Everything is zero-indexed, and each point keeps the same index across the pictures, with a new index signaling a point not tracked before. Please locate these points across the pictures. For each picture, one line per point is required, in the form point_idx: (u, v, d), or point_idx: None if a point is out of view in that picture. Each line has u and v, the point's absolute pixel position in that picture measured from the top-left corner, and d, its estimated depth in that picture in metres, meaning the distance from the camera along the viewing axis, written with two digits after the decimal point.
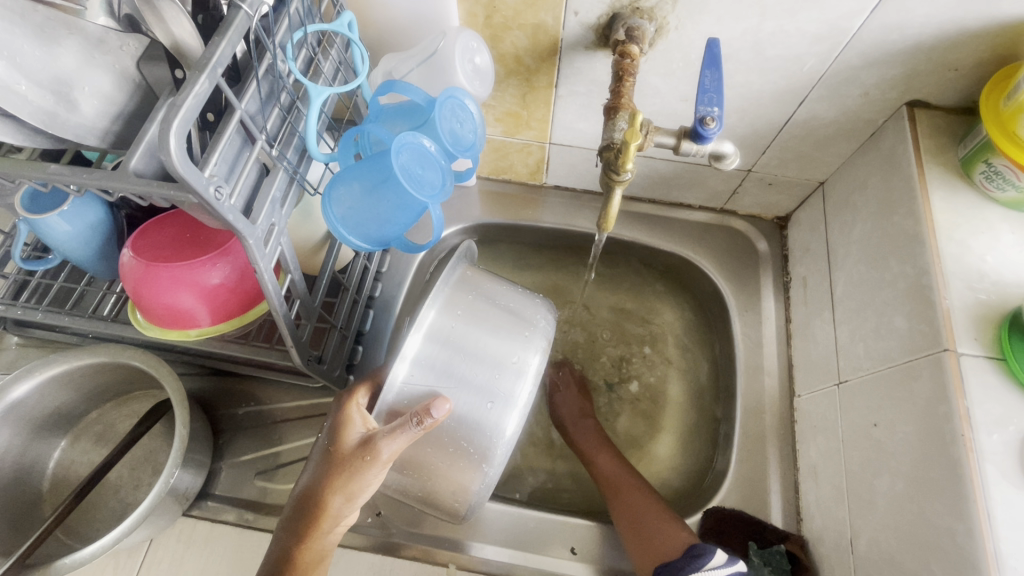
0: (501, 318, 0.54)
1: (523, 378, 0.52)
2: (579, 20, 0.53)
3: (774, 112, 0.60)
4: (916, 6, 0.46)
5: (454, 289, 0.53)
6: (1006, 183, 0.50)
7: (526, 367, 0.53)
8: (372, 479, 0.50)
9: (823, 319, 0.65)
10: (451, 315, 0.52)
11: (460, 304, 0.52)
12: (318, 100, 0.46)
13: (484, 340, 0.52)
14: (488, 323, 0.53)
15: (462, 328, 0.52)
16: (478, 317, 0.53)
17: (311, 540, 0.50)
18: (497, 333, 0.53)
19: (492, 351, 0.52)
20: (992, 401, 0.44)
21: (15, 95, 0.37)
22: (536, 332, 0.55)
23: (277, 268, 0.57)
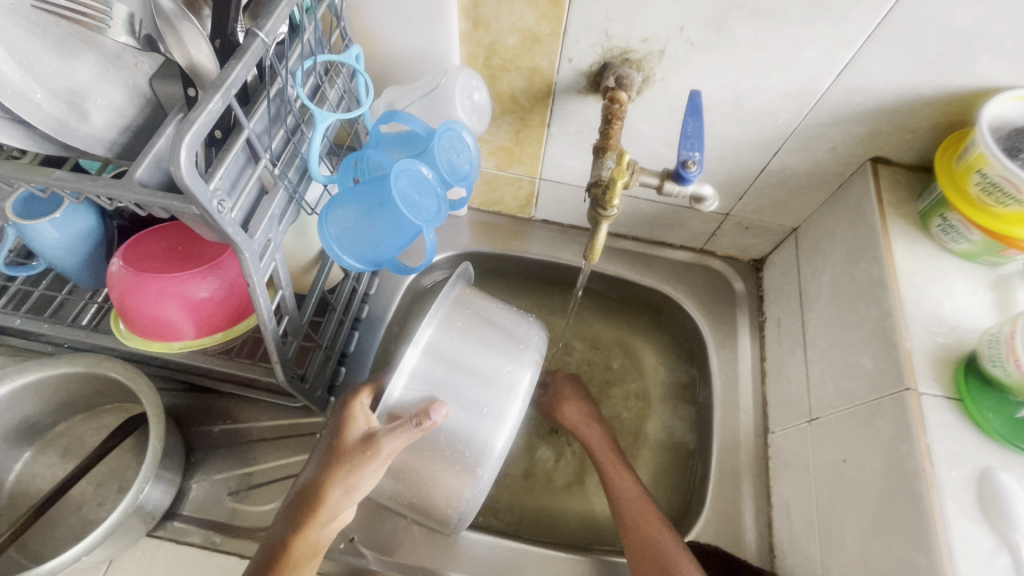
0: (494, 334, 0.55)
1: (514, 395, 0.53)
2: (572, 66, 0.57)
3: (750, 161, 0.65)
4: (876, 73, 0.51)
5: (451, 307, 0.54)
6: (959, 236, 0.54)
7: (518, 383, 0.54)
8: (367, 476, 0.49)
9: (795, 358, 0.68)
10: (447, 331, 0.53)
11: (457, 321, 0.53)
12: (323, 125, 0.48)
13: (479, 356, 0.53)
14: (483, 340, 0.54)
15: (458, 344, 0.53)
16: (475, 334, 0.54)
17: (303, 533, 0.49)
18: (491, 349, 0.54)
19: (486, 367, 0.53)
20: (951, 439, 0.47)
21: (30, 102, 0.38)
22: (527, 349, 0.56)
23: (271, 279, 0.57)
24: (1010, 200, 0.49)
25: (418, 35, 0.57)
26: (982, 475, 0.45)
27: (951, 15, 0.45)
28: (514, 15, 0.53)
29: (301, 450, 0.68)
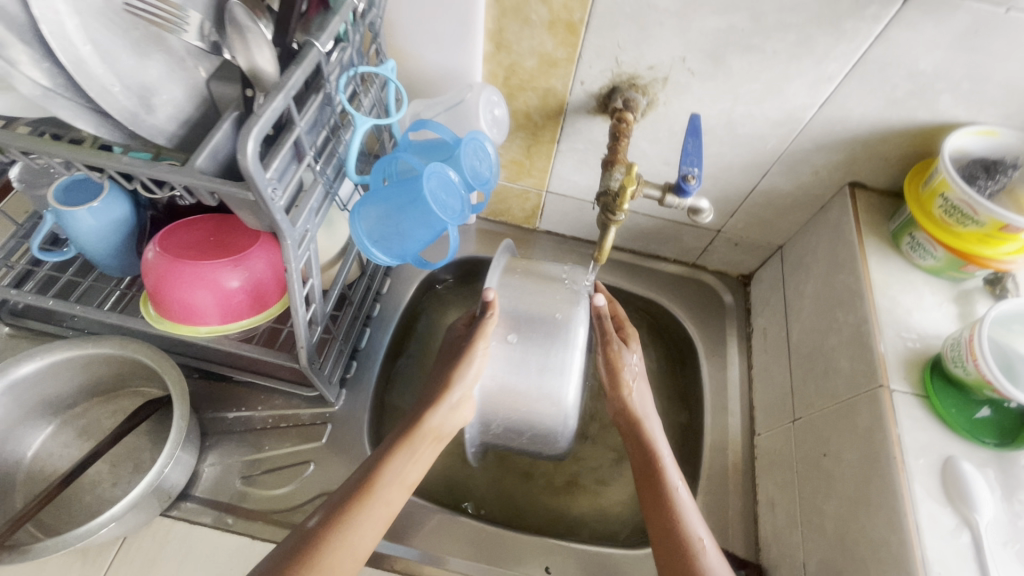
0: (545, 285, 0.63)
1: (570, 348, 0.60)
2: (584, 89, 0.64)
3: (741, 181, 0.71)
4: (853, 107, 0.58)
5: (505, 274, 0.64)
6: (926, 252, 0.60)
7: (572, 338, 0.60)
8: (477, 364, 0.59)
9: (780, 364, 0.73)
10: (504, 298, 0.62)
11: (510, 284, 0.63)
12: (362, 128, 0.52)
13: (534, 315, 0.61)
14: (537, 298, 0.62)
15: (515, 311, 0.61)
16: (528, 293, 0.62)
17: (428, 413, 0.59)
18: (542, 305, 0.61)
19: (542, 323, 0.61)
20: (918, 431, 0.52)
21: (109, 93, 0.42)
22: (578, 292, 0.62)
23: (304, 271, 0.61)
24: (969, 220, 0.55)
25: (445, 54, 0.62)
26: (947, 462, 0.51)
27: (916, 59, 0.52)
28: (534, 40, 0.59)
29: (312, 438, 0.71)
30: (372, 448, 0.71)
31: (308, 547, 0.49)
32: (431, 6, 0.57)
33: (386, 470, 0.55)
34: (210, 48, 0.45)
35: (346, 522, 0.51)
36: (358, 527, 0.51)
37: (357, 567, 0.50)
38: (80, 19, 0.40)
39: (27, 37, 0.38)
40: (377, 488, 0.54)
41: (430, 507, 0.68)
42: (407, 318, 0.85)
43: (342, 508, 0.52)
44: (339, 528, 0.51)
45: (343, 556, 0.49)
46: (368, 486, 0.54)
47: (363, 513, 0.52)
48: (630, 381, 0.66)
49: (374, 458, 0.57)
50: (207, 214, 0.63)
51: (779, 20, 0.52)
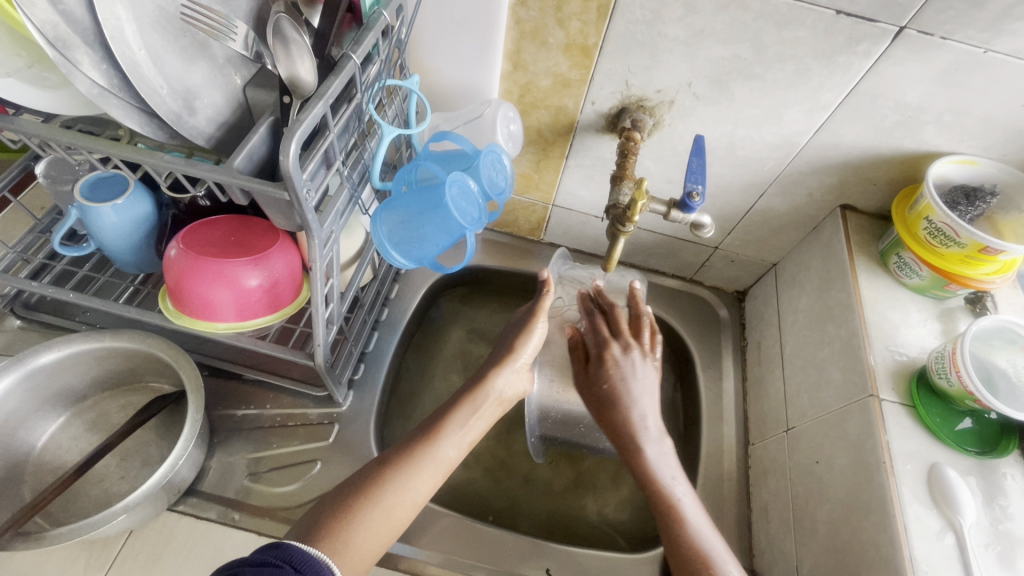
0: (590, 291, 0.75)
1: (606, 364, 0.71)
2: (594, 108, 0.67)
3: (739, 200, 0.75)
4: (845, 134, 0.63)
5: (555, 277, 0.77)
6: (912, 271, 0.64)
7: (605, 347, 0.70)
8: (537, 336, 0.68)
9: (774, 376, 0.76)
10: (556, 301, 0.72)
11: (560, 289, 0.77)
12: (389, 137, 0.55)
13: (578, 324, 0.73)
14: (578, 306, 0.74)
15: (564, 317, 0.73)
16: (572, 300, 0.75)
17: (492, 374, 0.64)
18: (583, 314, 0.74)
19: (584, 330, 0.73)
20: (905, 438, 0.55)
21: (157, 95, 0.44)
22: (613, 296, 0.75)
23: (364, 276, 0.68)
24: (952, 242, 0.59)
25: (464, 71, 0.66)
26: (932, 468, 0.54)
27: (904, 92, 0.57)
28: (550, 61, 0.63)
29: (318, 437, 0.72)
30: (377, 449, 0.73)
31: (375, 483, 0.53)
32: (454, 26, 0.61)
33: (450, 424, 0.59)
34: (253, 57, 0.49)
35: (409, 463, 0.55)
36: (418, 471, 0.55)
37: (416, 509, 0.54)
38: (137, 25, 0.43)
39: (88, 39, 0.41)
40: (439, 437, 0.58)
41: (434, 508, 0.69)
42: (413, 323, 0.87)
43: (407, 452, 0.56)
44: (403, 468, 0.54)
45: (404, 496, 0.53)
46: (432, 435, 0.58)
47: (427, 458, 0.56)
48: (602, 384, 0.65)
49: (437, 412, 0.61)
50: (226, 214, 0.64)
51: (779, 52, 0.56)
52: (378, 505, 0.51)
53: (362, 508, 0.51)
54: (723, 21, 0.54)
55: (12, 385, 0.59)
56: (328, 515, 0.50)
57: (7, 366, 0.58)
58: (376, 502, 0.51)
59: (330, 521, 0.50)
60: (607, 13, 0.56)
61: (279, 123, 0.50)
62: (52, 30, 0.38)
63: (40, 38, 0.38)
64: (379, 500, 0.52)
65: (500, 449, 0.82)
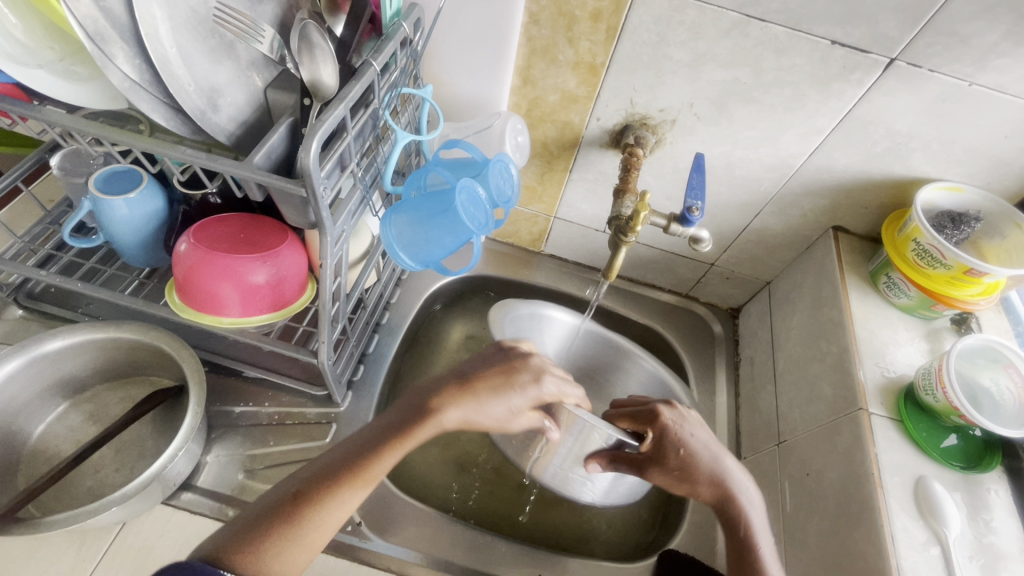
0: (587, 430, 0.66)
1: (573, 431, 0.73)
2: (599, 124, 0.70)
3: (736, 218, 0.77)
4: (838, 158, 0.65)
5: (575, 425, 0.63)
6: (901, 291, 0.67)
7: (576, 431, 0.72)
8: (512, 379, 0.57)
9: (767, 391, 0.78)
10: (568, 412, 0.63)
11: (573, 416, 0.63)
12: (402, 143, 0.57)
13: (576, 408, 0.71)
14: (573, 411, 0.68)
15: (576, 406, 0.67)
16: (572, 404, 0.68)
17: (449, 405, 0.54)
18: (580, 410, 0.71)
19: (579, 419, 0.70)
20: (893, 451, 0.57)
21: (184, 92, 0.46)
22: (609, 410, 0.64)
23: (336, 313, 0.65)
24: (938, 264, 0.62)
25: (476, 84, 0.68)
26: (919, 481, 0.55)
27: (893, 120, 0.60)
28: (558, 78, 0.66)
29: (314, 436, 0.73)
30: None
31: (289, 519, 0.46)
32: (469, 41, 0.63)
33: (387, 454, 0.51)
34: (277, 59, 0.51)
35: (330, 500, 0.48)
36: (342, 505, 0.48)
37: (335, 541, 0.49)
38: (171, 24, 0.45)
39: (124, 36, 0.43)
40: (372, 470, 0.50)
41: (429, 510, 0.70)
42: (413, 328, 0.88)
43: (328, 483, 0.49)
44: (324, 505, 0.47)
45: (325, 531, 0.47)
46: (364, 468, 0.50)
47: (351, 493, 0.49)
48: (677, 451, 0.59)
49: (370, 437, 0.52)
50: (235, 212, 0.65)
51: (777, 77, 0.59)
52: (295, 548, 0.46)
53: (275, 549, 0.45)
54: (725, 46, 0.57)
55: (16, 371, 0.59)
56: (234, 546, 0.44)
57: (12, 351, 0.59)
58: (291, 542, 0.45)
59: (233, 557, 0.43)
60: (616, 34, 0.59)
61: (298, 123, 0.52)
62: (92, 25, 0.40)
63: (81, 32, 0.40)
64: (296, 543, 0.46)
65: (494, 456, 0.83)
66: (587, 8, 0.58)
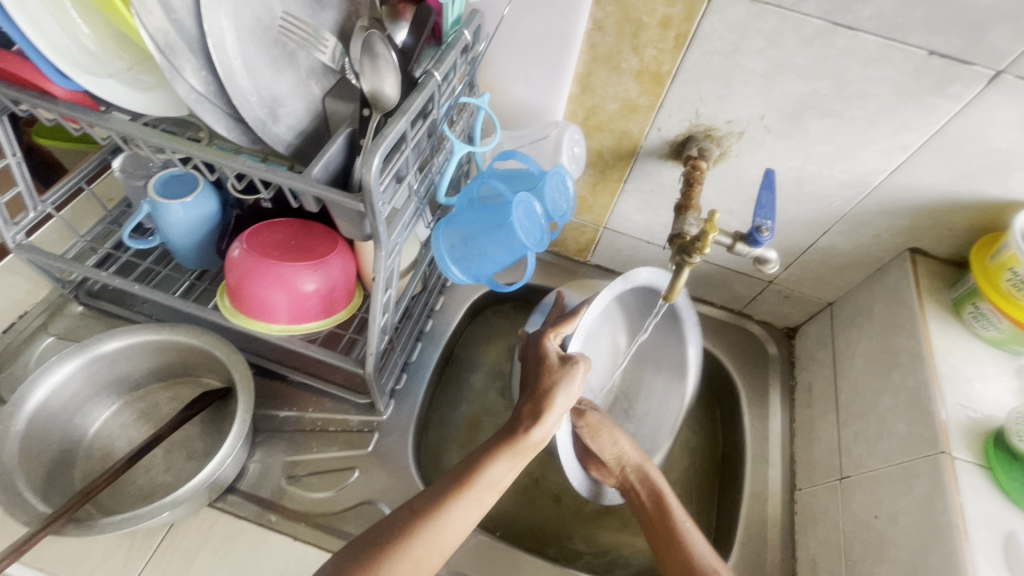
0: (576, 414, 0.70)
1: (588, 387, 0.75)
2: (660, 134, 0.67)
3: (801, 235, 0.73)
4: (922, 176, 0.60)
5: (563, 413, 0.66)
6: (989, 323, 0.61)
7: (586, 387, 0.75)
8: (577, 383, 0.59)
9: (827, 420, 0.73)
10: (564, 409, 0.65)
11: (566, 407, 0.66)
12: (458, 154, 0.55)
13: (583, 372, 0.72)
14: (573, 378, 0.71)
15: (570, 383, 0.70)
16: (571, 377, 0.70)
17: (533, 427, 0.57)
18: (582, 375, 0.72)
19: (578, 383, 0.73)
20: (980, 502, 0.52)
21: (246, 102, 0.46)
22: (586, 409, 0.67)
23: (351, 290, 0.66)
24: None
25: (533, 92, 0.66)
26: (1009, 538, 0.50)
27: (992, 137, 0.54)
28: (619, 86, 0.63)
29: (355, 444, 0.72)
30: (413, 461, 0.72)
31: (403, 535, 0.50)
32: (528, 48, 0.61)
33: (486, 472, 0.55)
34: (338, 69, 0.50)
35: (438, 517, 0.51)
36: (450, 518, 0.52)
37: (442, 558, 0.51)
38: (237, 34, 0.45)
39: (193, 47, 0.42)
40: (474, 486, 0.54)
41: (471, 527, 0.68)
42: (455, 337, 0.87)
43: (435, 500, 0.53)
44: (432, 520, 0.51)
45: (433, 546, 0.50)
46: (463, 484, 0.54)
47: (456, 508, 0.53)
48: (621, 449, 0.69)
49: (473, 457, 0.57)
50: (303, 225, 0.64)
51: (862, 89, 0.54)
52: (403, 559, 0.49)
53: (390, 561, 0.48)
54: (806, 56, 0.53)
55: (76, 370, 0.61)
56: (352, 560, 0.48)
57: (73, 351, 0.61)
58: (401, 555, 0.49)
59: None
60: (685, 42, 0.56)
61: (356, 134, 0.50)
62: (163, 38, 0.40)
63: (152, 45, 0.39)
64: (403, 554, 0.49)
65: (534, 471, 0.81)
66: (656, 15, 0.55)
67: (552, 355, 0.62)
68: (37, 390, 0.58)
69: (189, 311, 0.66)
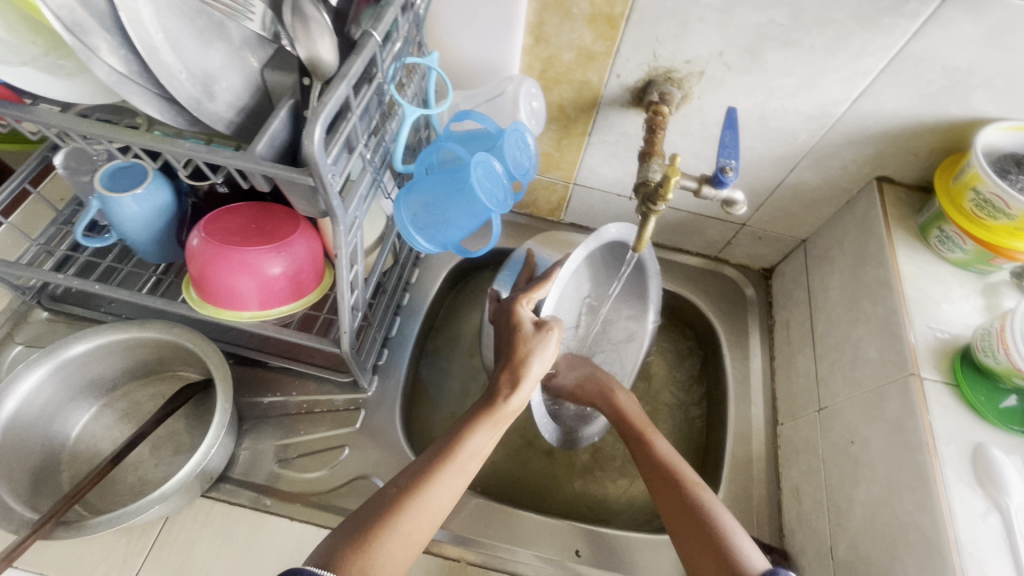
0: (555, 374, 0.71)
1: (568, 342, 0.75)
2: (619, 81, 0.65)
3: (770, 173, 0.72)
4: (885, 102, 0.60)
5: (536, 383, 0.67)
6: (955, 245, 0.62)
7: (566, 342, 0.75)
8: (550, 349, 0.59)
9: (805, 355, 0.74)
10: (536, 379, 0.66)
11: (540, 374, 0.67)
12: (410, 119, 0.53)
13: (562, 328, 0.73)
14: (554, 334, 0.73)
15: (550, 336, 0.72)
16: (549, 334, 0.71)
17: (508, 394, 0.58)
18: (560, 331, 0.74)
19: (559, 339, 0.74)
20: (949, 418, 0.54)
21: (174, 79, 0.43)
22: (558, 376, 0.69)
23: (322, 269, 0.65)
24: (1000, 214, 0.57)
25: (485, 47, 0.63)
26: (977, 449, 0.52)
27: (951, 55, 0.53)
28: (573, 34, 0.60)
29: (342, 423, 0.72)
30: (403, 433, 0.73)
31: (391, 513, 0.50)
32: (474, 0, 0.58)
33: (467, 443, 0.56)
34: (270, 38, 0.47)
35: (426, 490, 0.52)
36: (436, 491, 0.53)
37: (433, 528, 0.53)
38: (154, 7, 0.42)
39: (106, 25, 0.40)
40: (457, 456, 0.55)
41: (466, 492, 0.69)
42: (434, 308, 0.87)
43: (419, 473, 0.54)
44: (420, 494, 0.52)
45: (422, 518, 0.51)
46: (446, 457, 0.55)
47: (440, 481, 0.53)
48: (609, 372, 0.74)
49: (455, 427, 0.57)
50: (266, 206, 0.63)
51: (818, 16, 0.53)
52: (394, 532, 0.50)
53: (380, 538, 0.49)
54: None
55: (45, 376, 0.60)
56: (345, 540, 0.49)
57: (40, 357, 0.59)
58: (393, 530, 0.50)
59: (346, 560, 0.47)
60: None
61: (300, 106, 0.48)
62: (69, 15, 0.38)
63: (58, 24, 0.38)
64: (394, 528, 0.50)
65: (524, 431, 0.82)
66: None
67: (526, 322, 0.61)
68: (8, 399, 0.57)
69: (158, 306, 0.64)
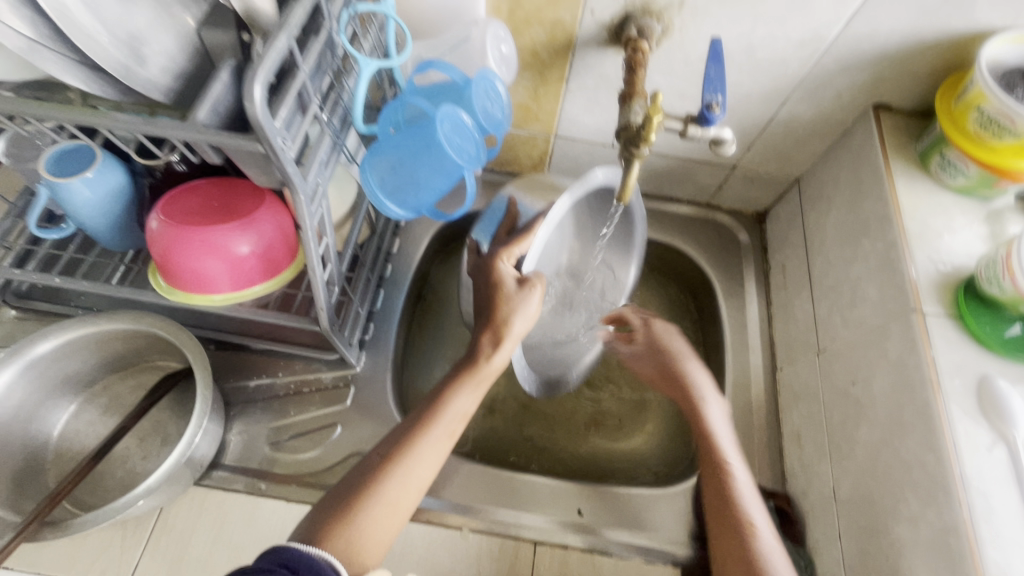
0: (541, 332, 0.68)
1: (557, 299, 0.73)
2: (594, 18, 0.60)
3: (760, 110, 0.68)
4: (882, 19, 0.55)
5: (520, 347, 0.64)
6: (957, 170, 0.59)
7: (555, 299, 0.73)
8: (533, 305, 0.58)
9: (802, 299, 0.72)
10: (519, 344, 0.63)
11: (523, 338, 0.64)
12: (367, 73, 0.49)
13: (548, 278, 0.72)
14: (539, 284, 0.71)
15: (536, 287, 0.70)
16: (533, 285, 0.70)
17: (489, 352, 0.56)
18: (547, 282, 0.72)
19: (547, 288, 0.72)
20: (952, 351, 0.52)
21: (95, 42, 0.39)
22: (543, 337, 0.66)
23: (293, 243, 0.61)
24: (1006, 132, 0.54)
25: None
26: (982, 382, 0.51)
27: None
28: None
29: (332, 402, 0.71)
30: (396, 406, 0.71)
31: (375, 479, 0.49)
32: None
33: (450, 405, 0.54)
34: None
35: (410, 453, 0.51)
36: (420, 454, 0.51)
37: (420, 493, 0.51)
38: None
39: None
40: (440, 419, 0.54)
41: (464, 460, 0.68)
42: (419, 278, 0.84)
43: (402, 438, 0.52)
44: (405, 459, 0.51)
45: (408, 482, 0.50)
46: (430, 421, 0.53)
47: (424, 444, 0.52)
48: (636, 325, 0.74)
49: (437, 389, 0.56)
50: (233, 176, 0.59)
51: None
52: (379, 498, 0.48)
53: (365, 505, 0.48)
54: None
55: (14, 377, 0.57)
56: (329, 510, 0.48)
57: (6, 358, 0.56)
58: (377, 495, 0.49)
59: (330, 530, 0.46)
60: None
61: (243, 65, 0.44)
62: None
63: None
64: (379, 494, 0.49)
65: (520, 396, 0.81)
66: None
67: (507, 279, 0.58)
68: None
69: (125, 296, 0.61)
